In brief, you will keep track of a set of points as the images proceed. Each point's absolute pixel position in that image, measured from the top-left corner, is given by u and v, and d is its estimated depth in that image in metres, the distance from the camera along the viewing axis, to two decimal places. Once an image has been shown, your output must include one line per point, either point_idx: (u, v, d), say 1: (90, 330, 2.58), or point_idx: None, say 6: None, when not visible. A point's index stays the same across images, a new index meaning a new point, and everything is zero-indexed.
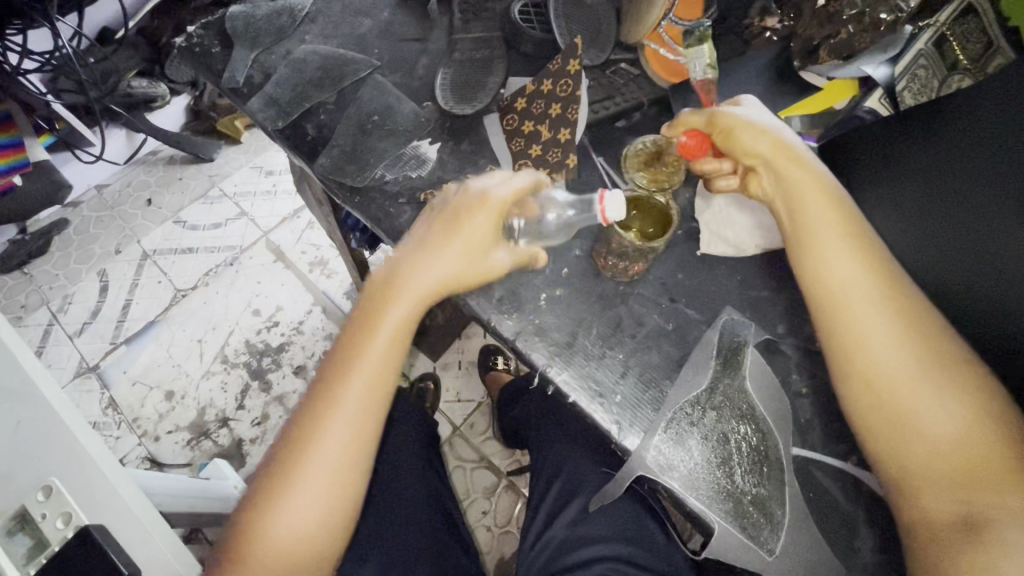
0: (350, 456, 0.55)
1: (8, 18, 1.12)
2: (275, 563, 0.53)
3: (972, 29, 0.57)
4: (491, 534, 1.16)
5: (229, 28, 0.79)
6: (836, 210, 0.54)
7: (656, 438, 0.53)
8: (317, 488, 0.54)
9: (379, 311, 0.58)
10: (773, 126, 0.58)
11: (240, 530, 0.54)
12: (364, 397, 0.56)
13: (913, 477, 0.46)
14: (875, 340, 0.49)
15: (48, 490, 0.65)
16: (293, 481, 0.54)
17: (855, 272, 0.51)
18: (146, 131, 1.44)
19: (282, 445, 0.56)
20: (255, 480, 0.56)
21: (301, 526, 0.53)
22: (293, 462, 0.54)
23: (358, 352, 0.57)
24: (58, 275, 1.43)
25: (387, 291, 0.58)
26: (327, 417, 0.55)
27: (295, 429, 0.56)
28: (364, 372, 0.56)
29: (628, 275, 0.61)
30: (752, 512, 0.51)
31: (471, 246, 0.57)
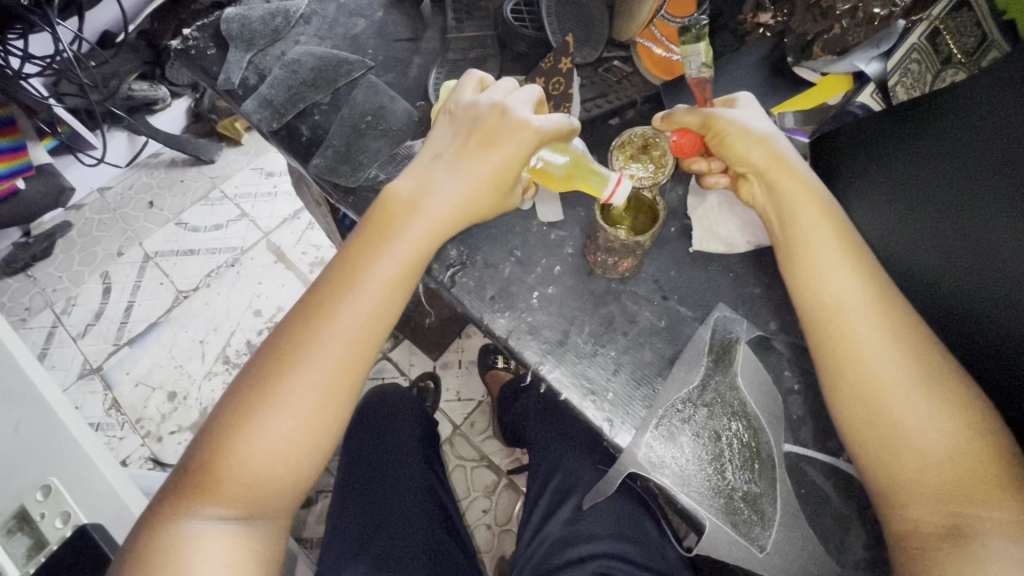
0: (333, 389, 0.53)
1: (9, 22, 1.12)
2: (241, 489, 0.50)
3: (966, 23, 0.56)
4: (491, 532, 1.17)
5: (225, 29, 0.80)
6: (826, 216, 0.54)
7: (647, 436, 0.53)
8: (295, 415, 0.51)
9: (393, 237, 0.56)
10: (768, 132, 0.58)
11: (212, 442, 0.51)
12: (358, 328, 0.54)
13: (902, 490, 0.46)
14: (869, 352, 0.49)
15: (47, 489, 0.68)
16: (274, 396, 0.51)
17: (846, 283, 0.51)
18: (148, 134, 1.45)
19: (262, 367, 0.53)
20: (229, 399, 0.53)
21: (273, 455, 0.51)
22: (275, 383, 0.52)
23: (355, 281, 0.55)
24: (62, 277, 1.45)
25: (397, 219, 0.56)
26: (321, 340, 0.53)
27: (278, 351, 0.53)
28: (365, 302, 0.54)
29: (620, 271, 0.60)
30: (743, 509, 0.51)
31: (500, 176, 0.57)
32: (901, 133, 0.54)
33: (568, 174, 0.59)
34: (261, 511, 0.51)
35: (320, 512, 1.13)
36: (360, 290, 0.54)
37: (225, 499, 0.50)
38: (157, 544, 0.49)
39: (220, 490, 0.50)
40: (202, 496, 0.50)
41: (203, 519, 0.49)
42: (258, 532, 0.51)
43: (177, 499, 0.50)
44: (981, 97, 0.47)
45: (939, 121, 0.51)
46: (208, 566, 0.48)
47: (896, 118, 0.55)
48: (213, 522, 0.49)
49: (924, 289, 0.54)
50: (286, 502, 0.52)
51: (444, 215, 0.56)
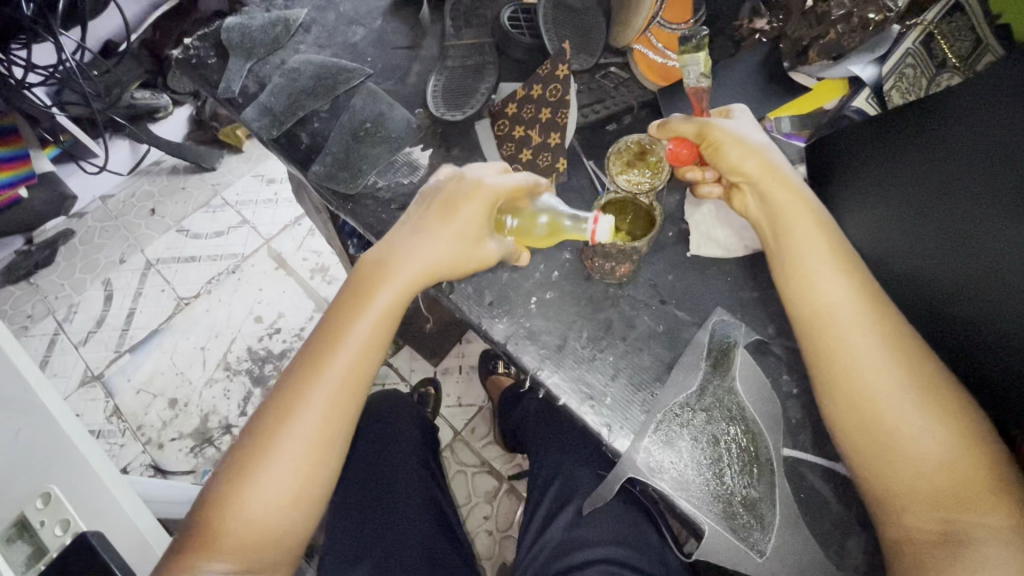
0: (324, 437, 0.53)
1: (12, 33, 1.13)
2: (244, 539, 0.51)
3: (961, 27, 0.58)
4: (492, 538, 1.16)
5: (225, 39, 0.80)
6: (822, 233, 0.54)
7: (646, 441, 0.53)
8: (288, 467, 0.52)
9: (376, 286, 0.57)
10: (760, 143, 0.58)
11: (216, 499, 0.52)
12: (345, 374, 0.55)
13: (895, 497, 0.46)
14: (862, 362, 0.49)
15: (46, 497, 0.68)
16: (270, 449, 0.52)
17: (840, 292, 0.51)
18: (149, 142, 1.46)
19: (259, 422, 0.54)
20: (229, 454, 0.54)
21: (273, 505, 0.51)
22: (269, 435, 0.53)
23: (344, 331, 0.56)
24: (64, 284, 1.45)
25: (380, 266, 0.57)
26: (311, 392, 0.53)
27: (273, 406, 0.54)
28: (352, 349, 0.55)
29: (616, 277, 0.62)
30: (741, 513, 0.51)
31: (466, 230, 0.57)
32: (895, 142, 0.55)
33: (550, 233, 0.61)
34: (263, 560, 0.51)
35: None
36: (344, 339, 0.55)
37: (227, 550, 0.50)
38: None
39: (222, 541, 0.50)
40: (207, 551, 0.50)
41: (205, 573, 0.49)
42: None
43: (182, 555, 0.51)
44: (977, 107, 0.48)
45: (934, 128, 0.51)
46: None
47: (891, 126, 0.55)
48: None
49: (917, 294, 0.54)
50: (288, 549, 0.53)
51: (422, 264, 0.57)
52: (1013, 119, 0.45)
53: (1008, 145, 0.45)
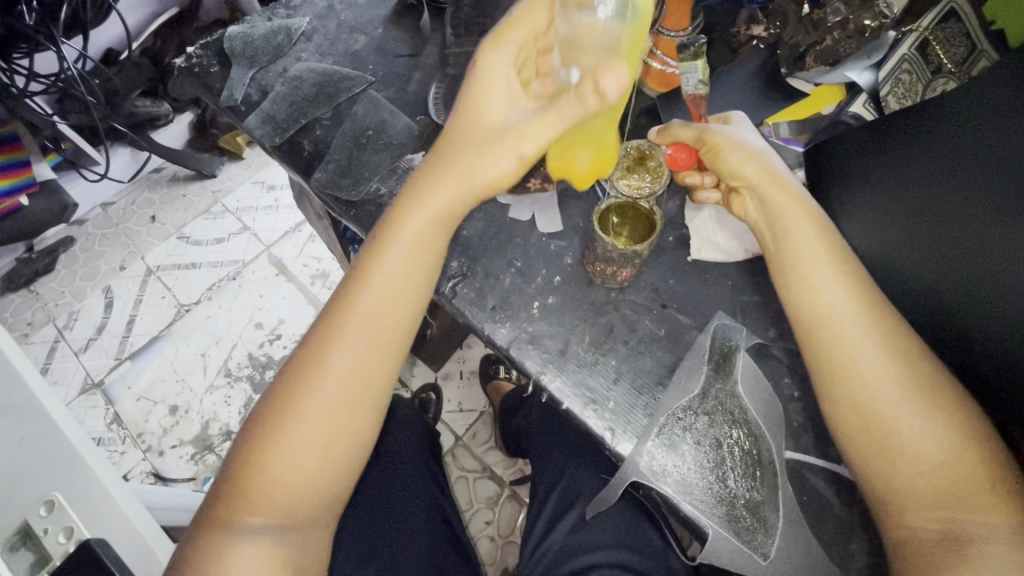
0: (355, 386, 0.54)
1: (14, 43, 1.15)
2: (276, 497, 0.51)
3: (956, 33, 0.58)
4: (494, 544, 1.16)
5: (228, 48, 0.81)
6: (819, 233, 0.54)
7: (648, 444, 0.54)
8: (319, 418, 0.53)
9: (396, 228, 0.57)
10: (759, 148, 0.59)
11: (246, 457, 0.53)
12: (369, 322, 0.55)
13: (895, 495, 0.46)
14: (861, 362, 0.49)
15: (50, 505, 0.68)
16: (299, 400, 0.53)
17: (839, 293, 0.51)
18: (150, 148, 1.47)
19: (286, 376, 0.55)
20: (256, 413, 0.55)
21: (303, 459, 0.52)
22: (299, 387, 0.53)
23: (366, 276, 0.56)
24: (65, 292, 1.45)
25: (400, 213, 0.58)
26: (338, 337, 0.55)
27: (300, 357, 0.55)
28: (375, 292, 0.56)
29: (618, 280, 0.61)
30: (745, 516, 0.51)
31: (481, 130, 0.58)
32: (892, 144, 0.55)
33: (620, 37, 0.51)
34: (297, 517, 0.52)
35: None
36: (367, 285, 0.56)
37: (261, 508, 0.51)
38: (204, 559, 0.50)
39: (256, 498, 0.51)
40: (240, 506, 0.51)
41: (244, 524, 0.51)
42: (295, 539, 0.52)
43: (216, 513, 0.52)
44: (968, 107, 0.49)
45: (930, 130, 0.52)
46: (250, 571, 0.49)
47: (886, 128, 0.56)
48: (252, 530, 0.50)
49: (916, 296, 0.55)
50: (321, 505, 0.53)
51: (445, 196, 0.57)
52: (1007, 122, 0.45)
53: (1004, 144, 0.46)
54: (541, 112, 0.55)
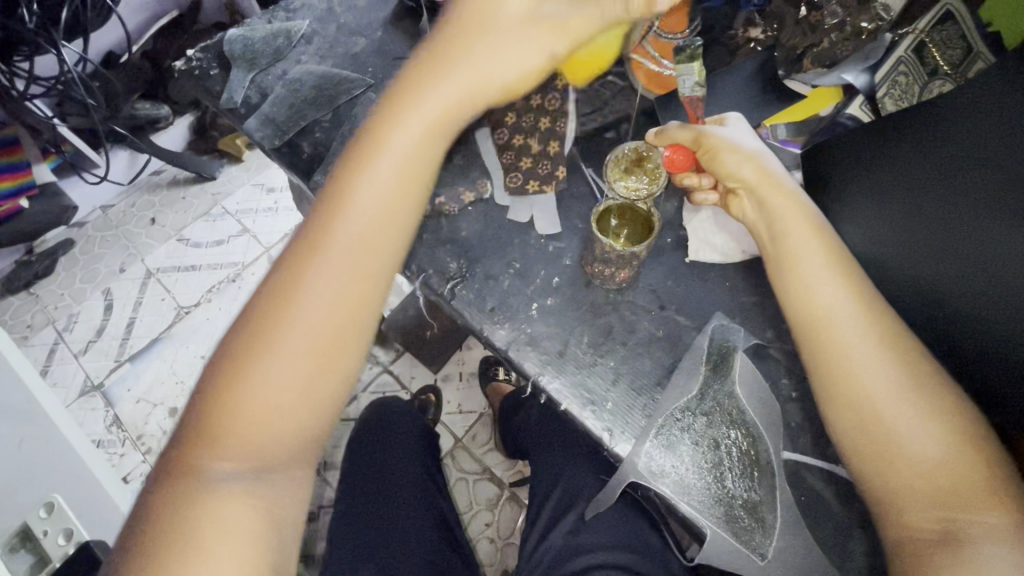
0: (343, 304, 0.48)
1: (15, 46, 1.16)
2: (253, 440, 0.45)
3: (952, 36, 0.59)
4: (494, 546, 1.16)
5: (228, 51, 0.81)
6: (817, 233, 0.55)
7: (646, 444, 0.54)
8: (303, 342, 0.46)
9: (391, 134, 0.52)
10: (755, 149, 0.60)
11: (211, 395, 0.45)
12: (360, 238, 0.50)
13: (892, 493, 0.46)
14: (859, 362, 0.49)
15: (50, 506, 0.65)
16: (278, 326, 0.46)
17: (836, 294, 0.52)
18: (150, 151, 1.47)
19: (261, 299, 0.48)
20: (220, 350, 0.47)
21: (283, 394, 0.45)
22: (277, 310, 0.47)
23: (355, 186, 0.50)
24: (64, 294, 1.45)
25: (392, 116, 0.53)
26: (323, 255, 0.48)
27: (277, 278, 0.48)
28: (366, 204, 0.50)
29: (616, 282, 0.61)
30: (743, 517, 0.51)
31: (488, 30, 0.55)
32: (889, 145, 0.56)
33: None
34: (277, 461, 0.46)
35: (321, 526, 1.20)
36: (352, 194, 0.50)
37: (234, 453, 0.44)
38: (166, 514, 0.42)
39: (228, 441, 0.44)
40: (208, 452, 0.44)
41: (213, 472, 0.44)
42: (275, 486, 0.45)
43: (179, 461, 0.45)
44: (964, 106, 0.49)
45: (926, 130, 0.52)
46: (226, 525, 0.42)
47: (883, 129, 0.56)
48: (224, 477, 0.44)
49: (912, 298, 0.55)
50: (305, 446, 0.47)
51: (448, 99, 0.53)
52: (1003, 121, 0.46)
53: (1001, 142, 0.46)
54: (581, 5, 0.55)
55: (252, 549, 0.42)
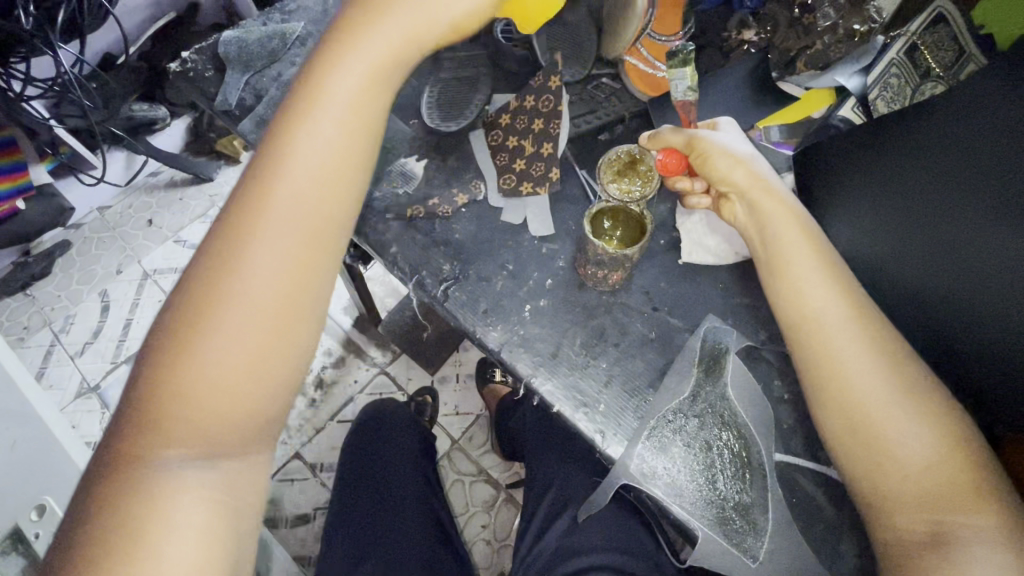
0: (295, 271, 0.46)
1: (11, 46, 1.16)
2: (206, 421, 0.42)
3: (943, 38, 0.60)
4: (490, 547, 1.16)
5: (223, 52, 0.82)
6: (807, 237, 0.55)
7: (638, 446, 0.54)
8: (252, 312, 0.44)
9: (323, 88, 0.48)
10: (747, 153, 0.60)
11: (150, 380, 0.43)
12: (301, 204, 0.47)
13: (883, 497, 0.46)
14: (850, 365, 0.49)
15: (41, 509, 0.68)
16: (217, 301, 0.44)
17: (828, 298, 0.52)
18: (147, 153, 1.48)
19: (197, 275, 0.45)
20: (160, 325, 0.44)
21: (230, 375, 0.43)
22: (216, 284, 0.44)
23: (291, 146, 0.47)
24: (60, 296, 1.45)
25: (323, 69, 0.49)
26: (261, 225, 0.46)
27: (213, 251, 0.45)
28: (304, 165, 0.47)
29: (610, 283, 0.61)
30: (734, 519, 0.51)
31: None
32: (881, 149, 0.56)
33: None
34: (233, 441, 0.44)
35: (317, 528, 1.20)
36: (295, 151, 0.47)
37: (184, 436, 0.42)
38: (113, 504, 0.40)
39: (173, 429, 0.42)
40: (153, 442, 0.41)
41: (160, 463, 0.41)
42: (234, 467, 0.44)
43: (118, 456, 0.41)
44: (956, 109, 0.49)
45: (917, 133, 0.52)
46: (181, 518, 0.40)
47: (873, 132, 0.56)
48: (173, 466, 0.41)
49: (903, 300, 0.55)
50: (263, 423, 0.45)
51: (384, 43, 0.49)
52: (993, 123, 0.46)
53: (993, 145, 0.46)
54: None
55: (212, 535, 0.41)
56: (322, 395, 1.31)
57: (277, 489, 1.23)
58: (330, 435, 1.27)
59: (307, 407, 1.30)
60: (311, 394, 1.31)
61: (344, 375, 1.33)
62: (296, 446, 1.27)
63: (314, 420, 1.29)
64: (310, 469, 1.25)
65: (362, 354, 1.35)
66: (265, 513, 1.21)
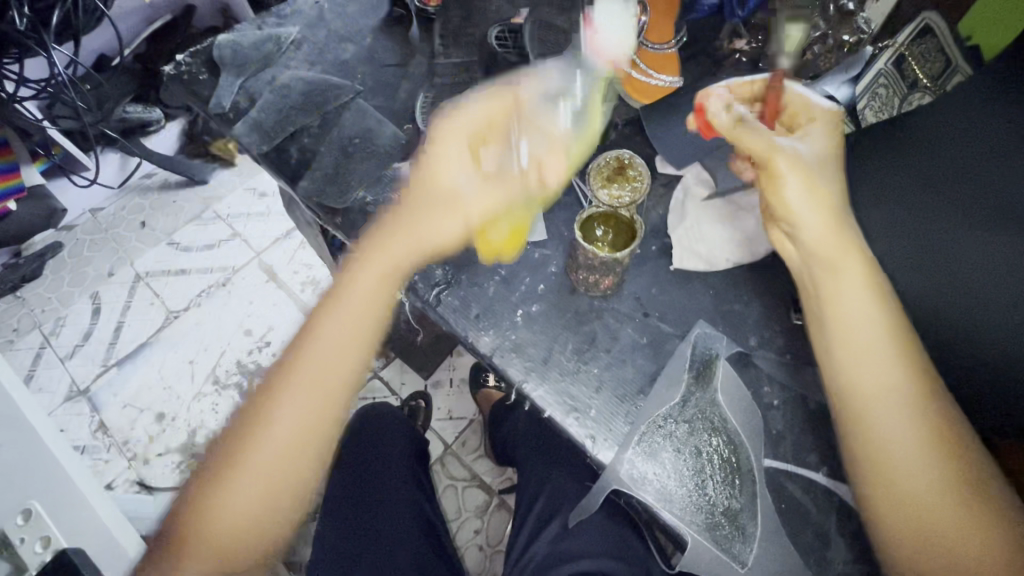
0: (312, 410, 0.58)
1: (5, 48, 1.16)
2: (223, 543, 0.55)
3: (930, 49, 0.61)
4: (483, 553, 1.16)
5: (217, 56, 0.81)
6: (877, 303, 0.52)
7: (629, 452, 0.54)
8: (274, 444, 0.56)
9: (347, 282, 0.60)
10: (827, 188, 0.54)
11: (193, 505, 0.57)
12: (315, 376, 0.58)
13: (887, 519, 0.48)
14: (885, 407, 0.49)
15: (27, 514, 0.63)
16: (242, 456, 0.56)
17: (881, 371, 0.50)
18: (143, 155, 1.47)
19: (234, 428, 0.59)
20: (207, 465, 0.59)
21: (242, 516, 0.55)
22: (244, 440, 0.57)
23: (319, 332, 0.60)
24: (51, 298, 1.44)
25: (362, 259, 0.60)
26: (280, 398, 0.57)
27: (250, 409, 0.59)
28: (320, 351, 0.59)
29: (601, 290, 0.62)
30: (724, 524, 0.52)
31: (433, 177, 0.59)
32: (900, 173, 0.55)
33: None
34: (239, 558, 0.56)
35: (308, 533, 1.20)
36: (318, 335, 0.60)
37: (204, 553, 0.55)
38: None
39: (193, 546, 0.55)
40: (181, 555, 0.55)
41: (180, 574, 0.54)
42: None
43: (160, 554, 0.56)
44: (955, 120, 0.52)
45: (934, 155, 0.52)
46: None
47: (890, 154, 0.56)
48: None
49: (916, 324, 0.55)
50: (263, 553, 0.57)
51: (400, 251, 0.59)
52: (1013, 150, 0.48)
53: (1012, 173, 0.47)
54: None
55: None
56: None
57: None
58: None
59: None
60: None
61: None
62: None
63: None
64: None
65: None
66: None
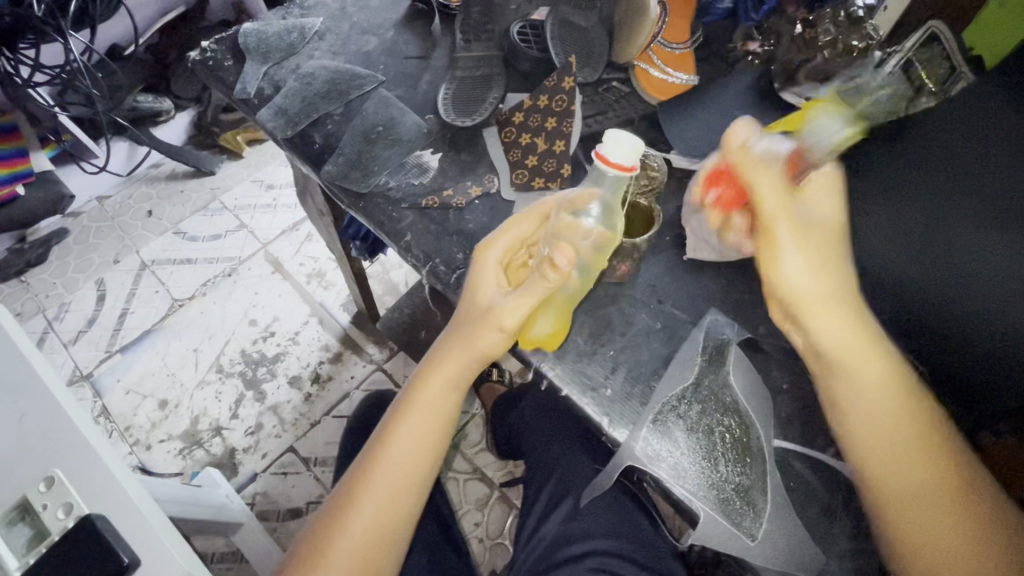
0: (384, 513, 0.61)
1: (22, 33, 1.18)
2: None
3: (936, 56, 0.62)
4: (483, 545, 1.17)
5: (242, 43, 0.84)
6: (879, 357, 0.50)
7: (644, 431, 0.56)
8: (353, 547, 0.59)
9: (417, 394, 0.63)
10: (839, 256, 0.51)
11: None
12: (400, 473, 0.62)
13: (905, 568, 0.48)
14: (907, 483, 0.48)
15: (50, 480, 0.55)
16: (333, 539, 0.60)
17: (880, 416, 0.49)
18: (149, 144, 1.51)
19: (327, 513, 0.62)
20: (299, 551, 0.62)
21: None
22: (336, 525, 0.60)
23: (396, 433, 0.62)
24: (56, 283, 1.45)
25: (429, 369, 0.64)
26: (366, 492, 0.61)
27: (341, 497, 0.62)
28: (401, 447, 0.62)
29: (616, 276, 0.64)
30: (734, 500, 0.53)
31: (475, 303, 0.60)
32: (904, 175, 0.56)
33: None
34: None
35: None
36: (398, 439, 0.62)
37: None
38: None
39: None
40: None
41: None
42: None
43: None
44: (942, 130, 0.54)
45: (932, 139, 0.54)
46: None
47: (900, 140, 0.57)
48: None
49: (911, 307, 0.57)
50: None
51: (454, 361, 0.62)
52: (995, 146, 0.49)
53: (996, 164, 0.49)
54: None
55: None
56: (319, 389, 1.32)
57: (270, 482, 1.23)
58: (326, 429, 1.28)
59: (302, 401, 1.31)
60: (308, 388, 1.33)
61: (341, 371, 1.34)
62: (291, 440, 1.27)
63: (308, 414, 1.30)
64: (303, 463, 1.25)
65: (361, 351, 1.37)
66: (257, 505, 1.20)
